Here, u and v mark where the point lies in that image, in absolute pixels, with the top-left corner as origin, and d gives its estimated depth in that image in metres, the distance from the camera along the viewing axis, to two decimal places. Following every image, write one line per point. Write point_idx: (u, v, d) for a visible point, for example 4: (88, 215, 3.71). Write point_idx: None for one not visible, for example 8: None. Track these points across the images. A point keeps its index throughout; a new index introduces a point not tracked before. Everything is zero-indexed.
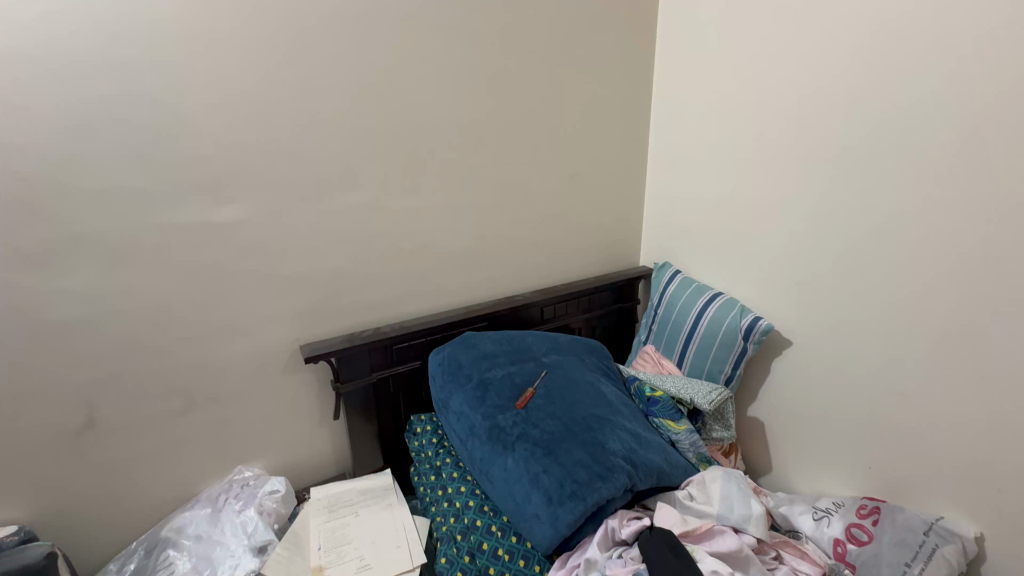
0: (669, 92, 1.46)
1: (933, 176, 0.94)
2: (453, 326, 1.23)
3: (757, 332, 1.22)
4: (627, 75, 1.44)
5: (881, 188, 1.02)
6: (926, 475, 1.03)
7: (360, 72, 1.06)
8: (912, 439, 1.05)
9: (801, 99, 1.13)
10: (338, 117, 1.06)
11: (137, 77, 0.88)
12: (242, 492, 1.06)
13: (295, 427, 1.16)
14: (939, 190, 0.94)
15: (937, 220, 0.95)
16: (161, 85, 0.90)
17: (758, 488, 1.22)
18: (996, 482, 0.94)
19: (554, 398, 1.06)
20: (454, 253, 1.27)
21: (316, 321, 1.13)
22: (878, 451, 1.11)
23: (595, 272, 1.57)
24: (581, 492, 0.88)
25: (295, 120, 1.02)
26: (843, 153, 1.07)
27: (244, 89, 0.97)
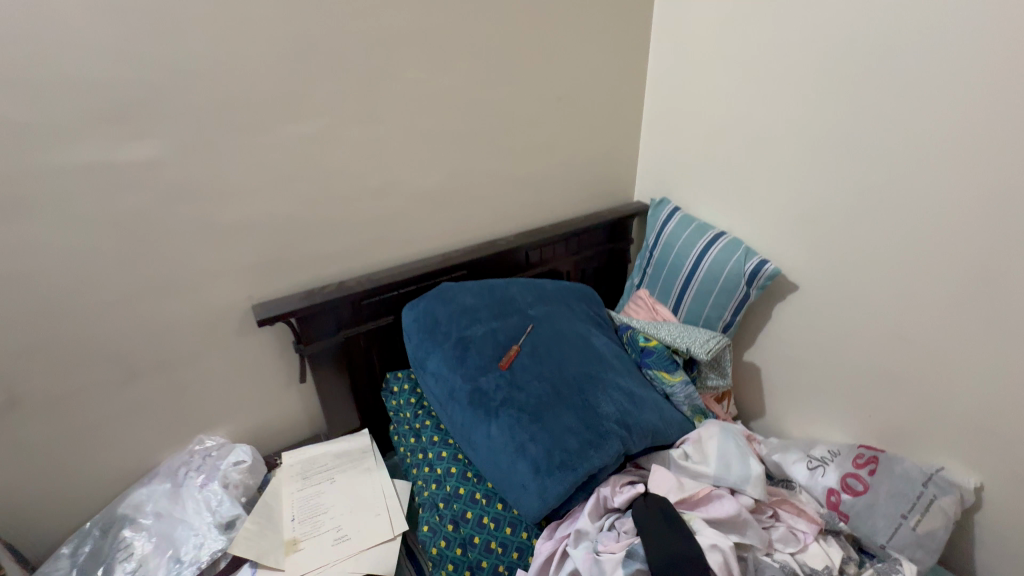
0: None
1: (989, 94, 0.78)
2: (427, 277, 1.10)
3: (762, 277, 1.11)
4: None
5: (922, 110, 0.86)
6: (928, 428, 0.98)
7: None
8: (919, 390, 0.99)
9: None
10: (267, 22, 0.84)
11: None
12: (204, 465, 0.97)
13: (259, 391, 1.06)
14: (993, 113, 0.78)
15: (985, 148, 0.80)
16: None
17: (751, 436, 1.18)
18: (1003, 435, 0.89)
19: (541, 356, 0.96)
20: (425, 192, 1.10)
21: (270, 276, 0.98)
22: (879, 402, 1.05)
23: (586, 209, 1.42)
24: (572, 462, 0.81)
25: (213, 26, 0.81)
26: (879, 66, 0.89)
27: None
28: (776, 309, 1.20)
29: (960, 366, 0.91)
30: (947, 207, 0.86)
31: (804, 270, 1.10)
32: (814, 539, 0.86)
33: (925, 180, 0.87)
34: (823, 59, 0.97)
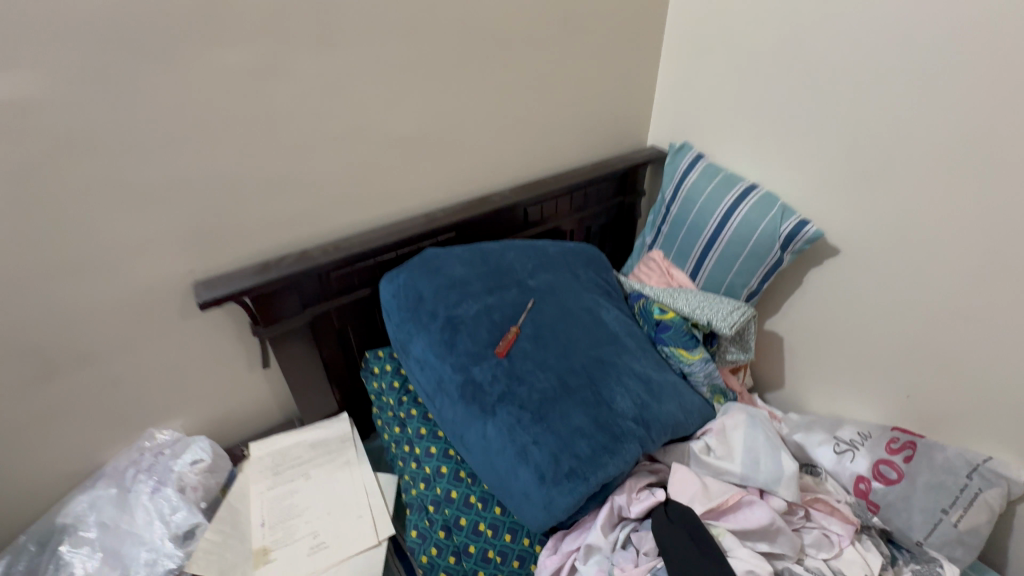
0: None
1: None
2: (407, 242, 0.92)
3: (800, 240, 0.96)
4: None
5: None
6: (981, 407, 0.89)
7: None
8: (971, 371, 0.88)
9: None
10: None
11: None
12: (155, 466, 0.84)
13: (216, 377, 0.91)
14: None
15: None
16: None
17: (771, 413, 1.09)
18: None
19: (545, 339, 0.81)
20: (403, 139, 0.90)
21: (212, 245, 0.80)
22: (923, 380, 0.95)
23: (593, 156, 1.22)
24: (583, 470, 0.69)
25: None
26: None
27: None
28: (810, 275, 1.06)
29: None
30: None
31: (854, 231, 0.95)
32: (849, 543, 0.77)
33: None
34: None
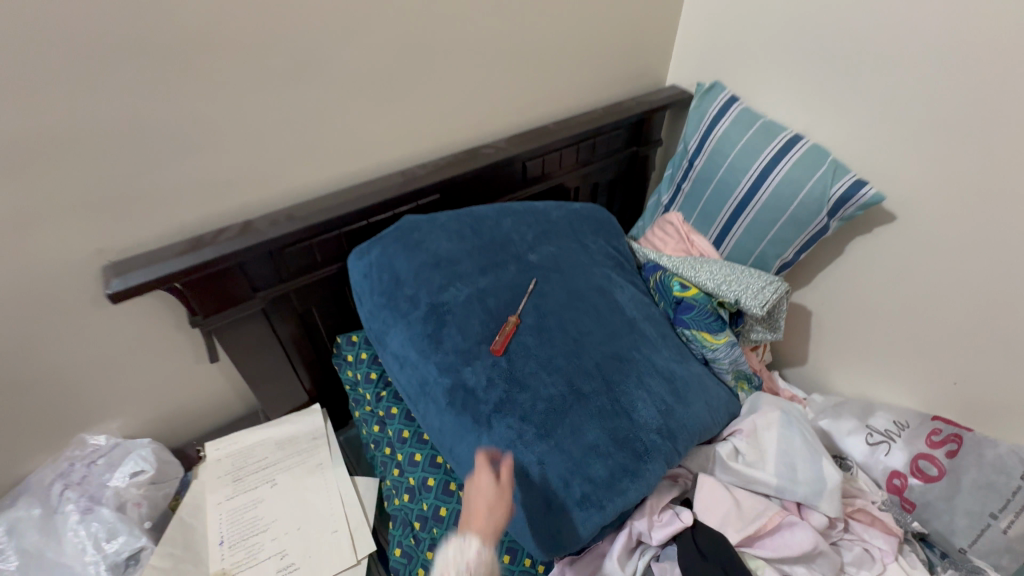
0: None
1: None
2: (380, 209, 0.75)
3: (852, 206, 0.80)
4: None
5: None
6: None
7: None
8: None
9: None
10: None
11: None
12: (86, 480, 0.71)
13: (154, 373, 0.76)
14: None
15: None
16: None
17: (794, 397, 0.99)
18: None
19: (551, 331, 0.67)
20: (368, 74, 0.70)
21: (123, 218, 0.62)
22: (974, 367, 0.83)
23: (603, 97, 1.02)
24: (598, 496, 0.58)
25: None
26: None
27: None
28: (853, 244, 0.91)
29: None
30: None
31: (916, 194, 0.79)
32: (894, 559, 0.68)
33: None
34: None
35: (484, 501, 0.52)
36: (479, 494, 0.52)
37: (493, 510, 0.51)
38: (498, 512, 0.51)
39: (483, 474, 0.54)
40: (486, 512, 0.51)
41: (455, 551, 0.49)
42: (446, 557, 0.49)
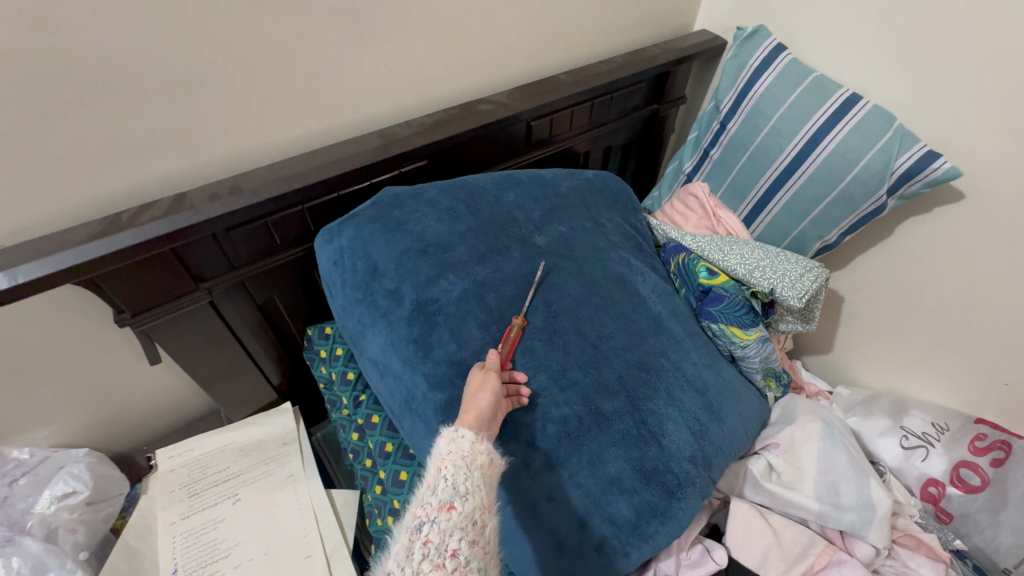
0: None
1: None
2: (355, 179, 0.60)
3: (917, 182, 0.68)
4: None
5: None
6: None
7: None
8: None
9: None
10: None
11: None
12: (4, 507, 0.60)
13: (88, 375, 0.63)
14: None
15: None
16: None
17: (821, 392, 0.89)
18: None
19: (565, 338, 0.55)
20: (333, 3, 0.54)
21: (11, 191, 0.47)
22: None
23: (622, 43, 0.86)
24: (622, 541, 0.48)
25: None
26: None
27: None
28: (903, 225, 0.79)
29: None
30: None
31: (991, 171, 0.67)
32: None
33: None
34: None
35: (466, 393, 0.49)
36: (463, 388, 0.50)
37: (474, 396, 0.47)
38: (478, 396, 0.47)
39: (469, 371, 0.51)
40: (466, 400, 0.48)
41: (447, 442, 0.44)
42: (439, 449, 0.44)
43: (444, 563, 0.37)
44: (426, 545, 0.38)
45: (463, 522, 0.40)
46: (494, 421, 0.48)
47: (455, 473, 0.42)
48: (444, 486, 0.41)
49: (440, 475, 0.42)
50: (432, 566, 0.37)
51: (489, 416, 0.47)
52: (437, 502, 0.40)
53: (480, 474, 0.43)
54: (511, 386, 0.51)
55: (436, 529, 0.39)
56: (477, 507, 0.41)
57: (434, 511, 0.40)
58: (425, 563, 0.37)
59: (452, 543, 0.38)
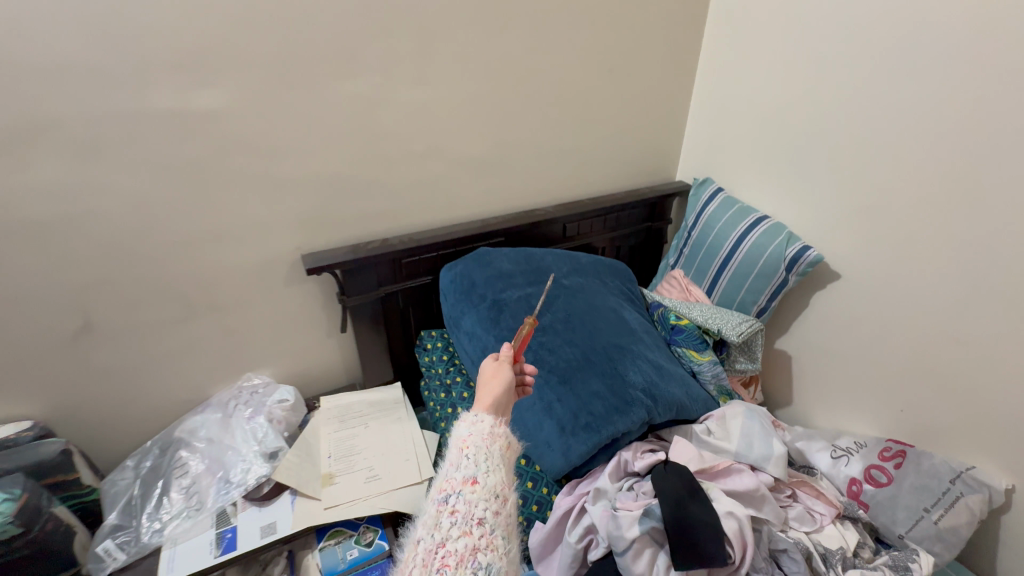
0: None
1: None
2: (466, 241, 1.12)
3: (802, 263, 1.10)
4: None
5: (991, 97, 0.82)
6: (968, 424, 0.96)
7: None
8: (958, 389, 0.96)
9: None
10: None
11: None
12: (251, 400, 1.04)
13: (303, 338, 1.11)
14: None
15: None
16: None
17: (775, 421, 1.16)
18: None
19: (574, 325, 0.98)
20: (471, 158, 1.12)
21: (318, 228, 1.01)
22: (918, 399, 1.02)
23: (627, 184, 1.40)
24: (597, 424, 0.85)
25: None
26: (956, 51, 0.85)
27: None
28: (816, 297, 1.17)
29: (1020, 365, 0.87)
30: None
31: (851, 258, 1.08)
32: (830, 522, 0.88)
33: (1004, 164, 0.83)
34: (906, 27, 0.91)
35: (485, 381, 0.64)
36: (481, 374, 0.66)
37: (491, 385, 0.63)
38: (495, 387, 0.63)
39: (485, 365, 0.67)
40: (486, 387, 0.63)
41: (469, 427, 0.59)
42: (462, 432, 0.59)
43: (469, 527, 0.53)
44: (454, 512, 0.53)
45: (485, 495, 0.55)
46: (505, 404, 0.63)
47: (476, 454, 0.57)
48: (468, 465, 0.56)
49: (464, 455, 0.57)
50: (459, 529, 0.52)
51: (501, 401, 0.62)
52: (461, 479, 0.55)
53: (496, 453, 0.58)
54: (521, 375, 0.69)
55: (461, 501, 0.54)
56: (495, 484, 0.56)
57: (459, 486, 0.55)
58: (454, 528, 0.52)
59: (478, 513, 0.53)
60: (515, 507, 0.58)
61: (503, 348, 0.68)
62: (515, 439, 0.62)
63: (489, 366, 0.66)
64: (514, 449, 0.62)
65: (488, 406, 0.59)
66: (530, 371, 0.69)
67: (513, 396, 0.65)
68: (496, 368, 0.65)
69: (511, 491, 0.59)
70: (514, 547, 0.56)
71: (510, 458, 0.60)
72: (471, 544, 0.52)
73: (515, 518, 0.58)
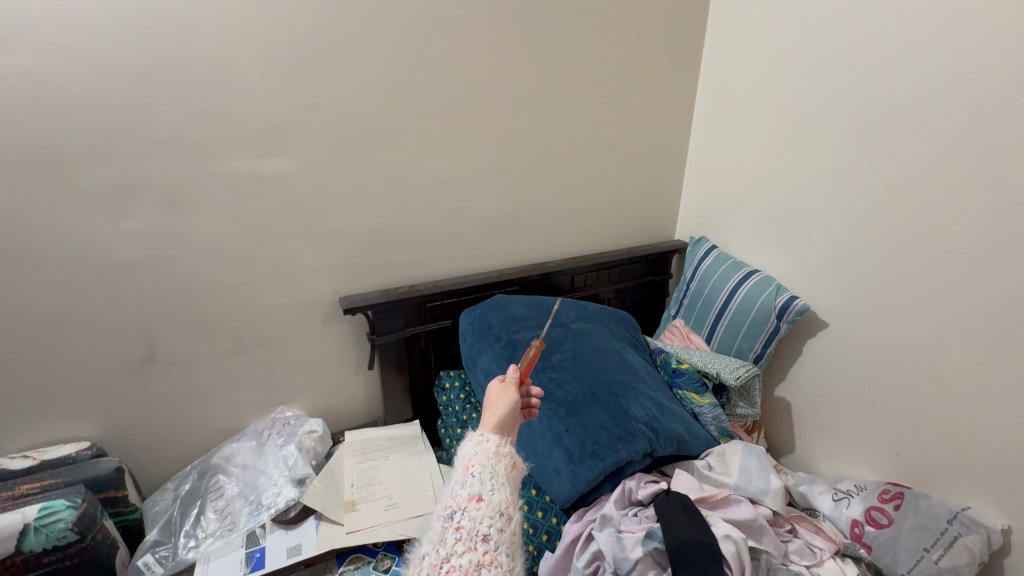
0: (724, 36, 1.33)
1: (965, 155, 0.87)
2: (484, 289, 1.25)
3: (791, 312, 1.18)
4: (680, 26, 1.33)
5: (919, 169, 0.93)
6: (962, 470, 0.96)
7: (405, 7, 1.01)
8: (929, 429, 1.00)
9: (866, 47, 1.00)
10: (383, 60, 1.03)
11: (188, 9, 0.86)
12: (284, 430, 1.14)
13: (333, 374, 1.22)
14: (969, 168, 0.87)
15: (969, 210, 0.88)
16: (209, 17, 0.87)
17: (776, 464, 1.16)
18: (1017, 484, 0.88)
19: (581, 363, 1.07)
20: (489, 216, 1.27)
21: (354, 275, 1.15)
22: (913, 444, 1.03)
23: (629, 242, 1.55)
24: (602, 452, 0.92)
25: (341, 62, 0.99)
26: (883, 130, 0.98)
27: (290, 26, 0.93)
28: (808, 344, 1.22)
29: (1003, 410, 0.88)
30: (979, 256, 0.88)
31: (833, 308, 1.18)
32: (830, 556, 0.92)
33: (952, 225, 0.90)
34: (844, 112, 1.04)
35: (491, 403, 0.71)
36: (488, 397, 0.73)
37: (494, 404, 0.71)
38: (497, 405, 0.70)
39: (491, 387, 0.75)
40: (490, 407, 0.70)
41: (474, 446, 0.64)
42: (468, 452, 0.63)
43: (473, 543, 0.55)
44: (459, 528, 0.56)
45: (491, 512, 0.57)
46: (509, 424, 0.70)
47: (481, 472, 0.60)
48: (473, 483, 0.59)
49: (469, 473, 0.60)
50: (463, 545, 0.55)
51: (504, 419, 0.69)
52: (467, 495, 0.58)
53: (500, 472, 0.61)
54: (526, 399, 0.77)
55: (466, 516, 0.56)
56: (501, 502, 0.59)
57: (464, 502, 0.58)
58: (459, 543, 0.55)
59: (483, 530, 0.56)
60: (519, 528, 0.60)
61: (508, 371, 0.77)
62: (519, 460, 0.66)
63: (495, 388, 0.73)
64: (518, 470, 0.65)
65: (492, 424, 0.65)
66: (534, 393, 0.76)
67: (517, 418, 0.72)
68: (501, 390, 0.73)
69: (516, 512, 0.61)
70: (518, 567, 0.57)
71: (515, 478, 0.63)
72: (476, 560, 0.53)
73: (519, 539, 0.60)
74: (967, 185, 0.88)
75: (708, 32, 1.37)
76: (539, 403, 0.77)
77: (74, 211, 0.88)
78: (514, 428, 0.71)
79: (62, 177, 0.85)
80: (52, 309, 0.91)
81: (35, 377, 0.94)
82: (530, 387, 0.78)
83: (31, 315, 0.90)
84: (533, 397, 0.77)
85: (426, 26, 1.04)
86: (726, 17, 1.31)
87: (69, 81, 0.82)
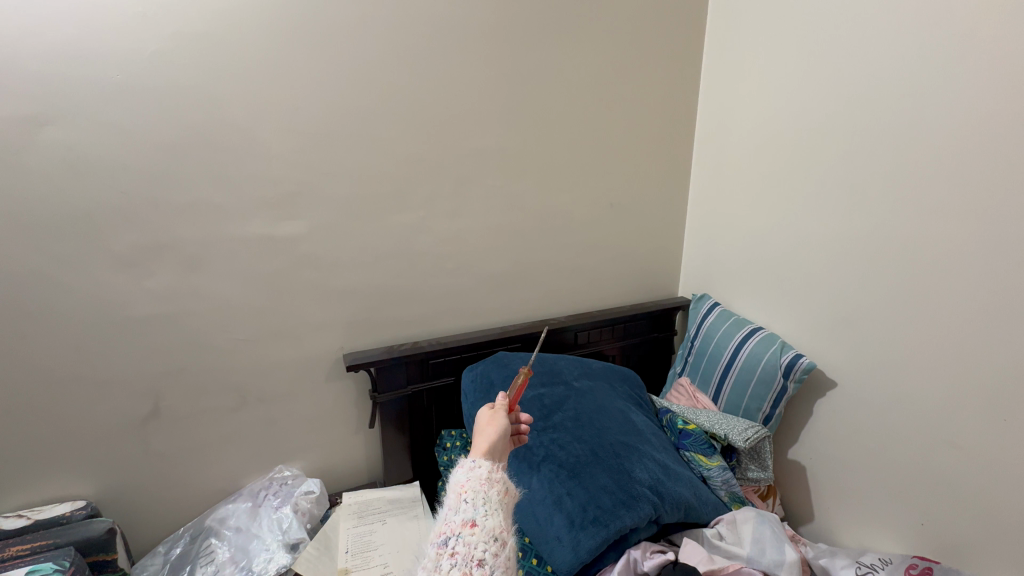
0: (716, 106, 1.41)
1: (962, 214, 0.89)
2: (487, 346, 1.26)
3: (798, 370, 1.16)
4: (673, 98, 1.42)
5: (920, 225, 0.95)
6: (994, 544, 0.89)
7: (418, 85, 1.10)
8: (953, 496, 0.95)
9: (848, 117, 1.06)
10: (395, 131, 1.11)
11: (221, 91, 0.94)
12: (280, 490, 1.12)
13: (334, 432, 1.21)
14: (968, 227, 0.89)
15: (974, 264, 0.89)
16: (241, 98, 0.96)
17: (795, 536, 1.09)
18: None
19: (584, 423, 1.05)
20: (494, 274, 1.30)
21: (359, 332, 1.17)
22: (938, 511, 0.97)
23: (632, 299, 1.56)
24: (605, 518, 0.88)
25: (356, 134, 1.07)
26: (877, 189, 1.02)
27: (312, 104, 1.02)
28: (817, 404, 1.20)
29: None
30: (987, 311, 0.87)
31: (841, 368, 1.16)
32: None
33: (957, 280, 0.91)
34: (839, 173, 1.09)
35: (481, 429, 0.71)
36: (478, 422, 0.73)
37: (486, 427, 0.71)
38: (489, 428, 0.70)
39: (480, 412, 0.76)
40: (481, 432, 0.70)
41: (466, 472, 0.64)
42: (460, 478, 0.64)
43: (469, 567, 0.56)
44: (454, 554, 0.57)
45: (486, 537, 0.58)
46: (501, 447, 0.70)
47: (474, 497, 0.61)
48: (467, 508, 0.61)
49: (463, 497, 0.62)
50: (459, 570, 0.56)
51: (495, 441, 0.69)
52: (461, 521, 0.60)
53: (493, 497, 0.62)
54: (516, 424, 0.80)
55: (461, 542, 0.58)
56: (495, 527, 0.60)
57: (458, 528, 0.59)
58: (454, 568, 0.56)
59: (479, 555, 0.57)
60: (514, 553, 0.61)
61: (499, 398, 0.77)
62: (512, 485, 0.66)
63: (485, 415, 0.74)
64: (511, 495, 0.66)
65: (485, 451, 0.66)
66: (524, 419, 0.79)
67: (508, 444, 0.72)
68: (492, 416, 0.73)
69: (512, 537, 0.62)
70: None
71: (507, 504, 0.64)
72: None
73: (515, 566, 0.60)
74: (966, 241, 0.89)
75: (700, 104, 1.47)
76: (528, 429, 0.79)
77: (98, 270, 0.92)
78: (505, 453, 0.70)
79: (92, 239, 0.91)
80: (66, 365, 0.94)
81: (41, 433, 0.95)
82: (520, 413, 0.80)
83: (45, 370, 0.93)
84: (523, 422, 0.80)
85: (436, 102, 1.13)
86: (716, 90, 1.40)
87: (110, 153, 0.89)
